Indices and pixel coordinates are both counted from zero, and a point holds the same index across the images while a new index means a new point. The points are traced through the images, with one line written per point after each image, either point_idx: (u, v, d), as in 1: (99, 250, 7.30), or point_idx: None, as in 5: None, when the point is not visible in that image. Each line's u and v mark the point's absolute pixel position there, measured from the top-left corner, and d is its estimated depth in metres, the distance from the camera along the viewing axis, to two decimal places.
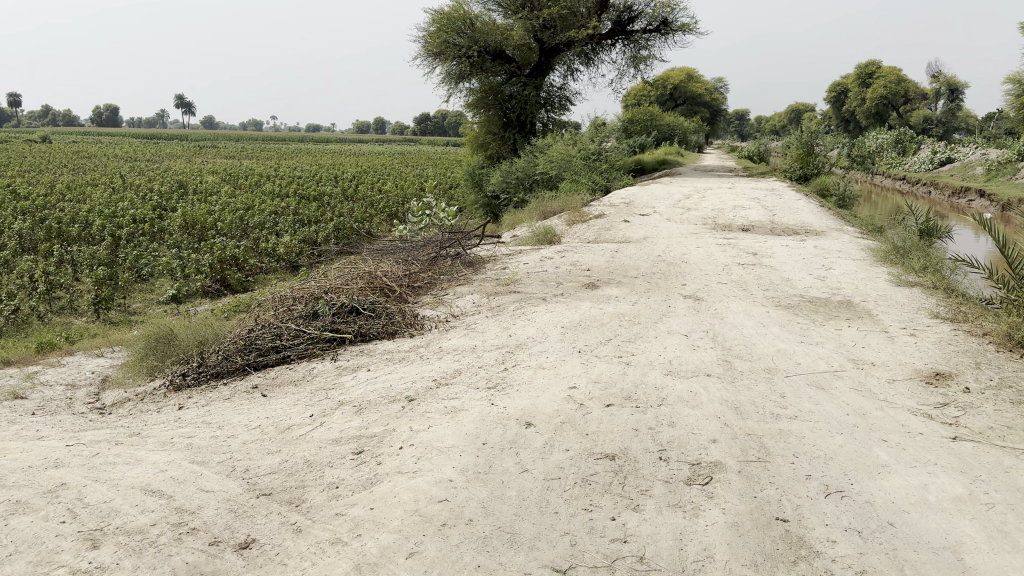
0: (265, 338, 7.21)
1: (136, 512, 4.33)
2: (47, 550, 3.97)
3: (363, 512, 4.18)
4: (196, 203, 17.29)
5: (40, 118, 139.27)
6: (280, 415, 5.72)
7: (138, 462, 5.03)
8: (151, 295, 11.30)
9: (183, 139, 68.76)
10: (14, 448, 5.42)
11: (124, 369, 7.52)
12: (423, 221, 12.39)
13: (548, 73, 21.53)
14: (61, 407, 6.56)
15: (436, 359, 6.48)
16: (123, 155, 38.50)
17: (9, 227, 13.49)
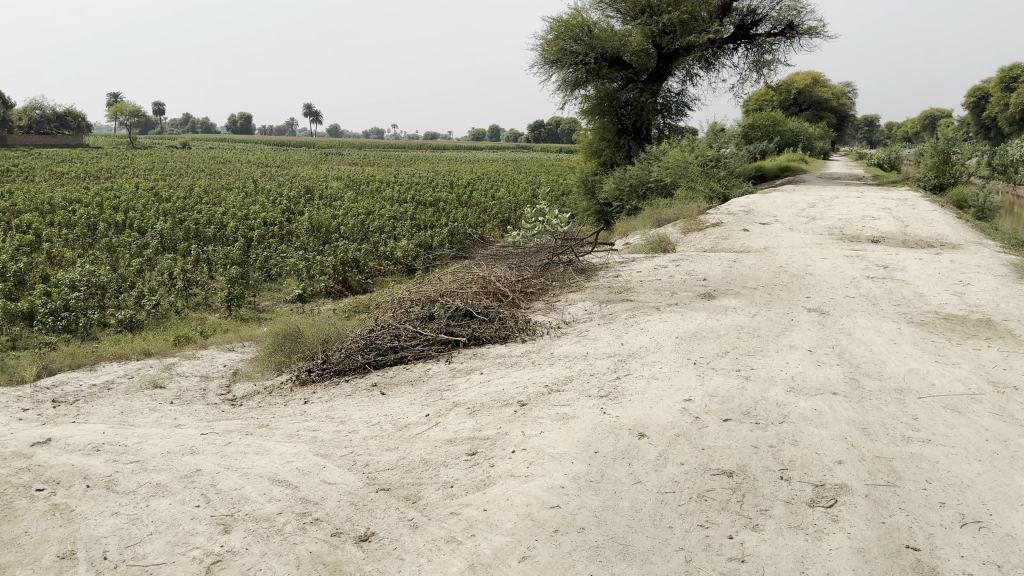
0: (384, 339, 7.43)
1: (264, 500, 4.54)
2: (183, 532, 4.22)
3: (477, 513, 4.23)
4: (320, 208, 18.06)
5: (180, 126, 149.56)
6: (397, 413, 5.87)
7: (265, 453, 5.28)
8: (278, 294, 11.87)
9: (309, 145, 71.97)
10: (155, 433, 5.80)
11: (254, 363, 7.93)
12: (536, 227, 12.45)
13: (666, 79, 21.25)
14: (196, 397, 6.98)
15: (549, 365, 6.49)
16: (254, 161, 40.71)
17: (152, 228, 14.51)
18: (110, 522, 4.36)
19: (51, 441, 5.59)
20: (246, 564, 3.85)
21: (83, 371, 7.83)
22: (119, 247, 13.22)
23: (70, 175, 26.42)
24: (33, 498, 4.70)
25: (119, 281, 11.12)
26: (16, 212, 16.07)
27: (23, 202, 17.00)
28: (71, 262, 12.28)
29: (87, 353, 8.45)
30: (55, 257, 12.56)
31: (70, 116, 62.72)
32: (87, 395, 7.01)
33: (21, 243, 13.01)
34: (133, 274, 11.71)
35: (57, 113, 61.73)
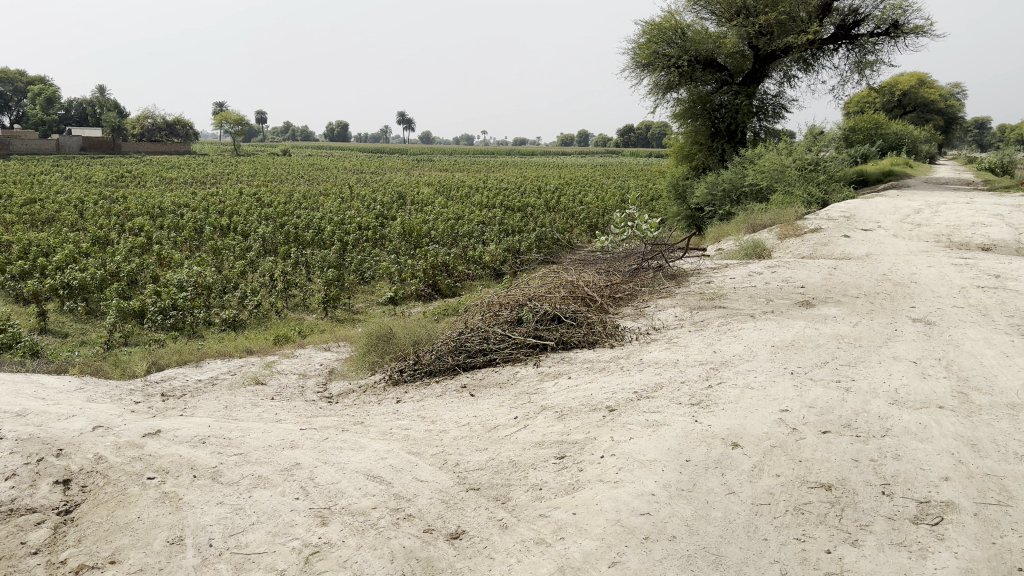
0: (474, 341, 7.52)
1: (359, 495, 4.68)
2: (283, 523, 4.38)
3: (566, 516, 4.23)
4: (412, 213, 18.45)
5: (278, 134, 155.66)
6: (486, 414, 5.94)
7: (361, 449, 5.44)
8: (371, 296, 12.20)
9: (403, 152, 73.56)
10: (257, 427, 6.06)
11: (348, 363, 8.17)
12: (626, 232, 12.36)
13: (762, 81, 20.72)
14: (295, 393, 7.25)
15: (638, 371, 6.43)
16: (350, 167, 41.98)
17: (254, 232, 15.16)
18: (215, 511, 4.58)
19: (161, 432, 5.92)
20: (343, 556, 3.98)
21: (189, 367, 8.25)
22: (224, 249, 13.88)
23: (180, 181, 27.88)
24: (145, 485, 4.98)
25: (223, 282, 11.66)
26: (131, 215, 17.10)
27: (137, 206, 18.06)
28: (180, 263, 12.96)
29: (193, 349, 8.90)
30: (165, 259, 13.30)
31: (180, 124, 66.13)
32: (193, 389, 7.39)
33: (135, 246, 13.83)
34: (236, 275, 12.27)
35: (167, 122, 65.22)
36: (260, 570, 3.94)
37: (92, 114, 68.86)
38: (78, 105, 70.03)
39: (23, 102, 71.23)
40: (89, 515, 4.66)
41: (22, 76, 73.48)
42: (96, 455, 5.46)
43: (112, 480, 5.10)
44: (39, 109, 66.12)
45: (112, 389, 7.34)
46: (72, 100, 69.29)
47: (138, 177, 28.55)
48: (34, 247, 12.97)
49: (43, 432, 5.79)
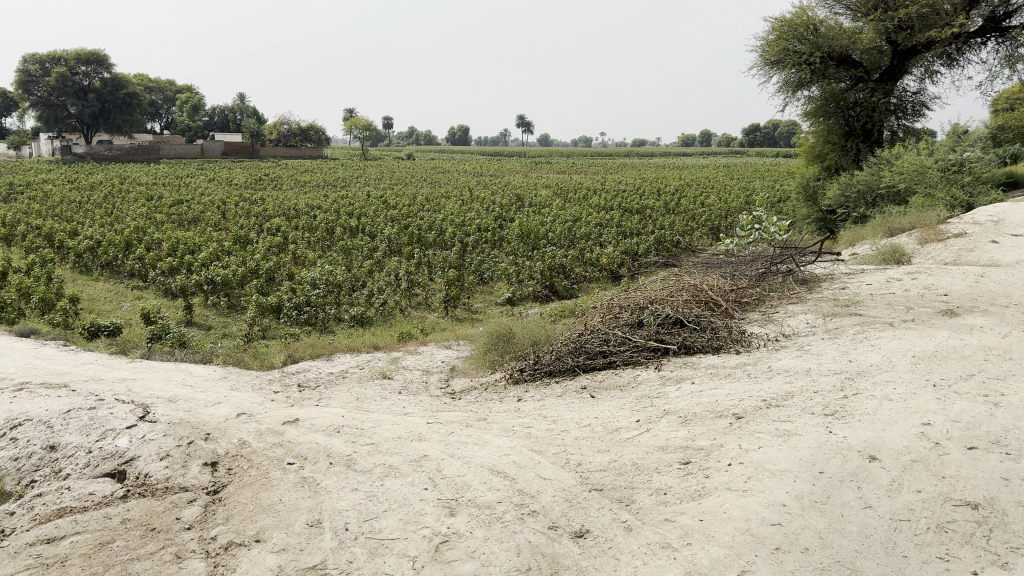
0: (594, 343, 7.53)
1: (485, 488, 4.81)
2: (413, 512, 4.56)
3: (693, 522, 4.19)
4: (531, 215, 18.65)
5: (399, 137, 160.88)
6: (608, 416, 5.96)
7: (485, 444, 5.57)
8: (491, 297, 12.45)
9: (522, 155, 74.23)
10: (387, 419, 6.31)
11: (469, 361, 8.36)
12: (752, 235, 12.07)
13: (900, 78, 19.61)
14: (420, 388, 7.50)
15: (766, 379, 6.27)
16: (472, 171, 42.74)
17: (380, 233, 15.77)
18: (350, 497, 4.82)
19: (299, 421, 6.27)
20: (471, 547, 4.10)
21: (321, 360, 8.68)
22: (353, 249, 14.52)
23: (313, 183, 29.29)
24: (285, 470, 5.30)
25: (352, 281, 12.20)
26: (268, 216, 18.12)
27: (273, 208, 19.13)
28: (312, 262, 13.65)
29: (325, 344, 9.35)
30: (299, 257, 14.04)
31: (313, 129, 69.12)
32: (326, 381, 7.78)
33: (272, 244, 14.66)
34: (364, 274, 12.80)
35: (301, 128, 68.49)
36: (393, 555, 4.11)
37: (233, 120, 73.37)
38: (221, 112, 74.76)
39: (171, 110, 76.57)
40: (234, 496, 4.99)
41: (172, 87, 79.35)
42: (240, 440, 5.85)
43: (255, 464, 5.45)
44: (186, 117, 71.08)
45: (253, 379, 7.83)
46: (215, 108, 73.95)
47: (275, 181, 30.24)
48: (183, 245, 13.99)
49: (192, 417, 6.33)
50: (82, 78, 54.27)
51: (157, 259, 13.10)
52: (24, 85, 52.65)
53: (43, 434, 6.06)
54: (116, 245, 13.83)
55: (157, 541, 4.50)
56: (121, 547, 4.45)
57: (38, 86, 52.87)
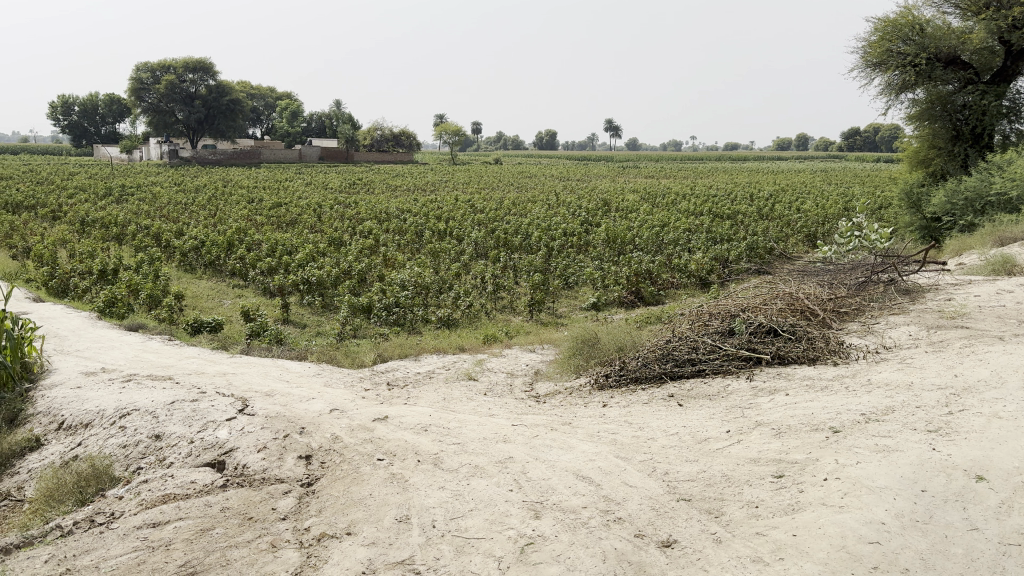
0: (682, 350, 7.41)
1: (570, 493, 4.81)
2: (499, 512, 4.61)
3: (786, 537, 4.08)
4: (618, 220, 18.56)
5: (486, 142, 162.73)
6: (697, 425, 5.87)
7: (570, 449, 5.57)
8: (576, 302, 12.44)
9: (610, 159, 73.75)
10: (473, 420, 6.40)
11: (554, 365, 8.38)
12: (851, 242, 11.66)
13: (1014, 79, 18.44)
14: (506, 391, 7.57)
15: (865, 393, 6.03)
16: (560, 175, 42.82)
17: (468, 237, 15.98)
18: (437, 495, 4.90)
19: (388, 418, 6.43)
20: (556, 550, 4.11)
21: (409, 360, 8.85)
22: (441, 252, 14.77)
23: (404, 188, 29.95)
24: (375, 466, 5.44)
25: (440, 283, 12.42)
26: (360, 219, 18.64)
27: (365, 211, 19.64)
28: (401, 264, 13.96)
29: (413, 344, 9.55)
30: (389, 259, 14.39)
31: (405, 135, 69.27)
32: (413, 380, 7.95)
33: (364, 247, 15.08)
34: (451, 277, 13.01)
35: (394, 134, 68.75)
36: (479, 554, 4.17)
37: (329, 127, 75.89)
38: (318, 118, 77.36)
39: (271, 116, 79.92)
40: (327, 489, 5.16)
41: (272, 93, 82.61)
42: (332, 435, 6.03)
43: (346, 459, 5.62)
44: (285, 123, 73.91)
45: (344, 376, 8.07)
46: (313, 114, 76.64)
47: (368, 184, 31.05)
48: (280, 246, 14.54)
49: (288, 411, 6.58)
50: (189, 85, 57.16)
51: (256, 259, 13.66)
52: (137, 91, 55.92)
53: (150, 424, 6.42)
54: (219, 245, 14.49)
55: (254, 529, 4.68)
56: (221, 533, 4.64)
57: (149, 93, 56.05)
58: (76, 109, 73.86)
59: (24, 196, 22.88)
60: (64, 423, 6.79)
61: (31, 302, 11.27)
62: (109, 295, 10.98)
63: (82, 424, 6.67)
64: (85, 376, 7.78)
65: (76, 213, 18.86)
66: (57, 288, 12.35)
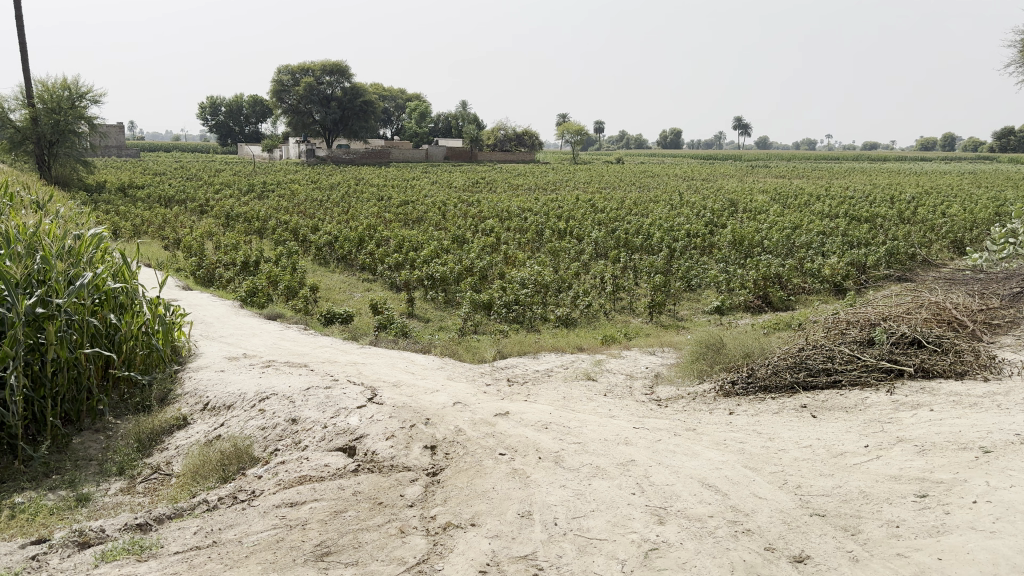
0: (815, 359, 7.13)
1: (695, 501, 4.73)
2: (621, 515, 4.59)
3: (930, 560, 3.86)
4: (744, 221, 18.05)
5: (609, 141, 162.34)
6: (832, 438, 5.63)
7: (695, 456, 5.48)
8: (699, 304, 12.21)
9: (734, 159, 71.73)
10: (594, 420, 6.40)
11: (675, 369, 8.25)
12: (1005, 250, 10.86)
13: None
14: (626, 393, 7.52)
15: (1020, 412, 5.61)
16: (686, 174, 42.09)
17: (588, 236, 15.99)
18: (559, 493, 4.94)
19: (509, 414, 6.52)
20: (682, 558, 4.06)
21: (528, 357, 8.95)
22: (561, 251, 14.83)
23: (525, 187, 30.28)
24: (497, 460, 5.54)
25: (559, 282, 12.48)
26: (483, 217, 18.99)
27: (488, 209, 20.00)
28: (522, 262, 14.13)
29: (532, 342, 9.65)
30: (510, 257, 14.60)
31: (527, 135, 69.99)
32: (533, 378, 8.03)
33: (486, 245, 15.36)
34: (571, 276, 13.06)
35: (517, 133, 69.53)
36: (602, 555, 4.17)
37: (454, 126, 77.84)
38: (445, 119, 79.46)
39: (400, 117, 82.91)
40: (452, 480, 5.30)
41: (402, 94, 85.56)
42: (456, 427, 6.19)
43: (470, 451, 5.75)
44: (413, 123, 76.34)
45: (467, 371, 8.26)
46: (440, 115, 78.86)
47: (491, 183, 31.64)
48: (407, 243, 15.03)
49: (414, 402, 6.81)
50: (326, 88, 60.04)
51: (384, 254, 14.18)
52: (278, 93, 59.38)
53: (287, 408, 6.80)
54: (350, 240, 15.15)
55: (383, 514, 4.86)
56: (353, 516, 4.84)
57: (289, 95, 59.32)
58: (224, 110, 79.11)
59: (179, 191, 24.75)
60: (208, 404, 7.27)
61: (183, 290, 12.15)
62: (251, 285, 11.71)
63: (226, 406, 7.13)
64: (228, 361, 8.31)
65: (222, 208, 20.21)
66: (204, 278, 13.27)
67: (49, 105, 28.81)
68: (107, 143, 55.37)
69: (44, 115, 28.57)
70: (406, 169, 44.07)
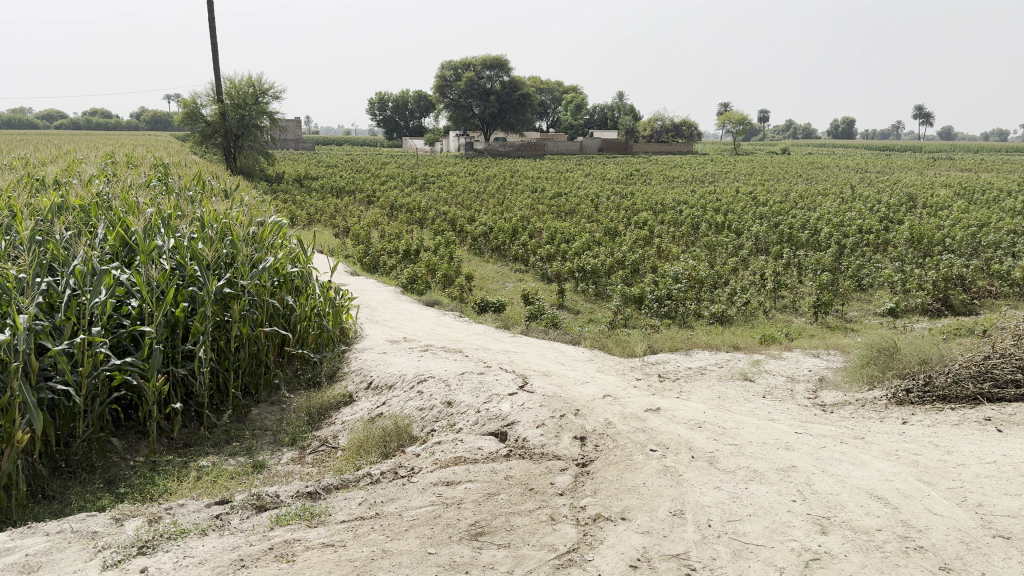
0: (1003, 369, 6.53)
1: (861, 512, 4.50)
2: (780, 522, 4.44)
3: None
4: (924, 217, 16.80)
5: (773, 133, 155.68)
6: (1021, 456, 5.16)
7: (862, 465, 5.19)
8: (869, 306, 11.52)
9: (914, 150, 66.59)
10: (752, 422, 6.20)
11: (841, 374, 7.82)
12: None
13: None
14: (787, 396, 7.22)
15: None
16: (858, 166, 39.63)
17: (748, 230, 15.46)
18: (713, 494, 4.84)
19: (662, 411, 6.45)
20: (846, 571, 3.88)
21: (682, 354, 8.80)
22: (718, 246, 14.44)
23: (682, 179, 29.71)
24: (649, 456, 5.50)
25: (715, 277, 12.17)
26: (637, 210, 18.82)
27: (643, 202, 19.79)
28: (676, 256, 13.90)
29: (686, 338, 9.47)
30: (664, 251, 14.39)
31: (685, 126, 68.56)
32: (687, 375, 7.88)
33: (640, 237, 15.22)
34: (728, 272, 12.70)
35: (674, 124, 68.20)
36: (758, 561, 4.05)
37: (611, 118, 77.49)
38: (601, 110, 79.37)
39: (557, 108, 83.69)
40: (602, 472, 5.32)
41: (560, 87, 86.18)
42: (606, 420, 6.20)
43: (620, 445, 5.74)
44: (569, 115, 76.79)
45: (618, 364, 8.24)
46: (597, 106, 78.94)
47: (647, 175, 31.26)
48: (560, 234, 15.15)
49: (564, 392, 6.89)
50: (486, 81, 61.57)
51: (537, 246, 14.40)
52: (440, 88, 61.67)
53: (443, 391, 7.07)
54: (504, 230, 15.47)
55: (534, 500, 4.96)
56: (505, 499, 4.98)
57: (451, 90, 61.51)
58: (390, 105, 82.91)
59: (348, 182, 26.24)
60: (371, 383, 7.70)
61: (350, 276, 12.91)
62: (412, 272, 12.24)
63: (387, 386, 7.52)
64: (390, 344, 8.75)
65: (387, 199, 21.25)
66: (370, 265, 14.04)
67: (236, 100, 31.24)
68: (286, 136, 59.93)
69: (232, 110, 31.09)
70: (562, 160, 44.38)
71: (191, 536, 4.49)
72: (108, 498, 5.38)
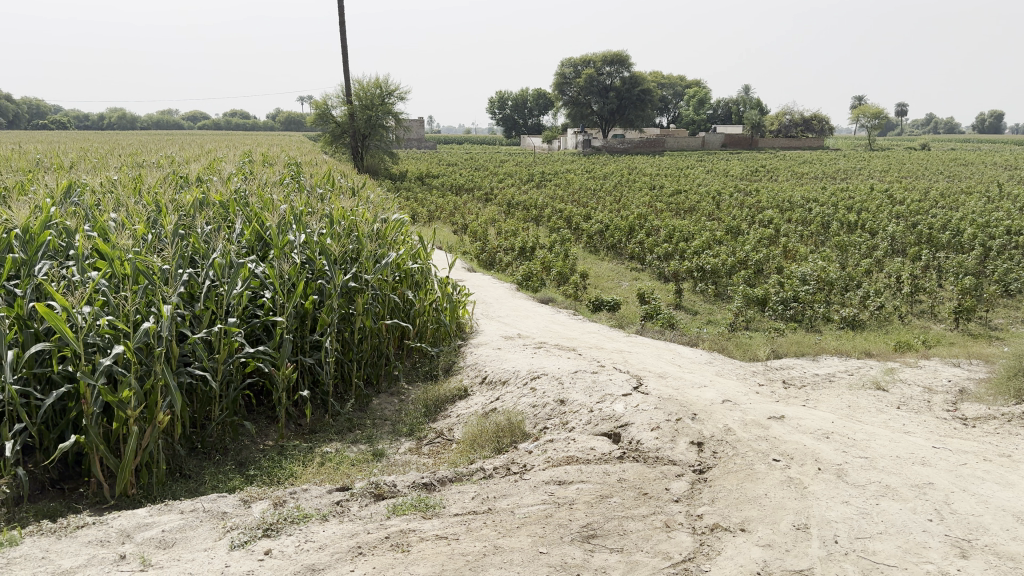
0: None
1: (1008, 537, 4.12)
2: (914, 542, 4.13)
3: None
4: None
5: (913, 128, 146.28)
6: None
7: (1009, 486, 4.76)
8: (1019, 314, 10.59)
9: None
10: (884, 435, 5.81)
11: (986, 386, 7.22)
12: None
13: None
14: (923, 407, 6.73)
15: None
16: (1010, 162, 36.59)
17: (883, 230, 14.58)
18: (840, 509, 4.56)
19: (785, 419, 6.15)
20: None
21: (807, 359, 8.38)
22: (849, 246, 13.67)
23: (811, 176, 28.38)
24: (771, 466, 5.25)
25: (845, 279, 11.53)
26: (761, 208, 18.14)
27: (767, 200, 19.05)
28: (802, 257, 13.28)
29: (813, 343, 9.01)
30: (790, 250, 13.78)
31: (815, 120, 65.53)
32: (813, 382, 7.49)
33: (764, 237, 14.65)
34: (860, 274, 12.01)
35: (804, 118, 65.27)
36: None
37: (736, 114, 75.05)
38: (725, 105, 77.14)
39: (679, 104, 81.94)
40: (721, 480, 5.12)
41: (682, 82, 84.30)
42: (725, 426, 5.97)
43: (740, 452, 5.51)
44: (691, 111, 75.01)
45: (738, 368, 7.93)
46: (721, 101, 76.76)
47: (773, 172, 30.01)
48: (678, 232, 14.78)
49: (681, 395, 6.69)
50: (606, 78, 61.14)
51: (654, 244, 14.13)
52: (560, 86, 61.71)
53: (556, 389, 7.03)
54: (621, 228, 15.25)
55: (648, 505, 4.83)
56: (618, 503, 4.87)
57: (570, 87, 61.47)
58: (510, 103, 83.77)
59: (468, 180, 26.65)
60: (486, 378, 7.75)
61: (467, 272, 13.08)
62: (527, 269, 12.26)
63: (501, 381, 7.56)
64: (505, 340, 8.80)
65: (505, 197, 21.43)
66: (486, 261, 14.17)
67: (364, 101, 32.32)
68: (409, 135, 61.80)
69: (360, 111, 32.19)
70: (683, 158, 43.33)
71: (312, 521, 4.64)
72: (239, 479, 5.65)
